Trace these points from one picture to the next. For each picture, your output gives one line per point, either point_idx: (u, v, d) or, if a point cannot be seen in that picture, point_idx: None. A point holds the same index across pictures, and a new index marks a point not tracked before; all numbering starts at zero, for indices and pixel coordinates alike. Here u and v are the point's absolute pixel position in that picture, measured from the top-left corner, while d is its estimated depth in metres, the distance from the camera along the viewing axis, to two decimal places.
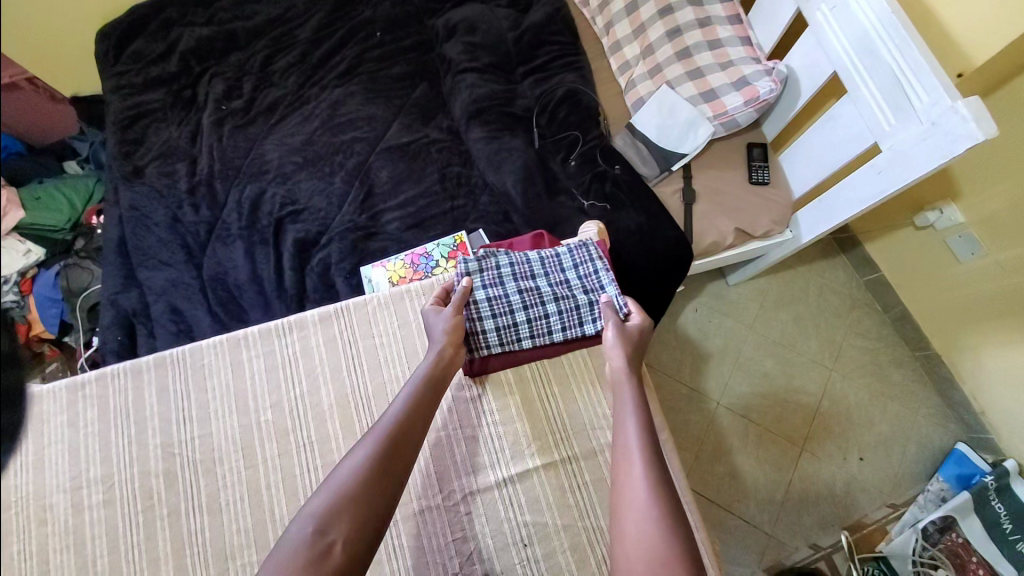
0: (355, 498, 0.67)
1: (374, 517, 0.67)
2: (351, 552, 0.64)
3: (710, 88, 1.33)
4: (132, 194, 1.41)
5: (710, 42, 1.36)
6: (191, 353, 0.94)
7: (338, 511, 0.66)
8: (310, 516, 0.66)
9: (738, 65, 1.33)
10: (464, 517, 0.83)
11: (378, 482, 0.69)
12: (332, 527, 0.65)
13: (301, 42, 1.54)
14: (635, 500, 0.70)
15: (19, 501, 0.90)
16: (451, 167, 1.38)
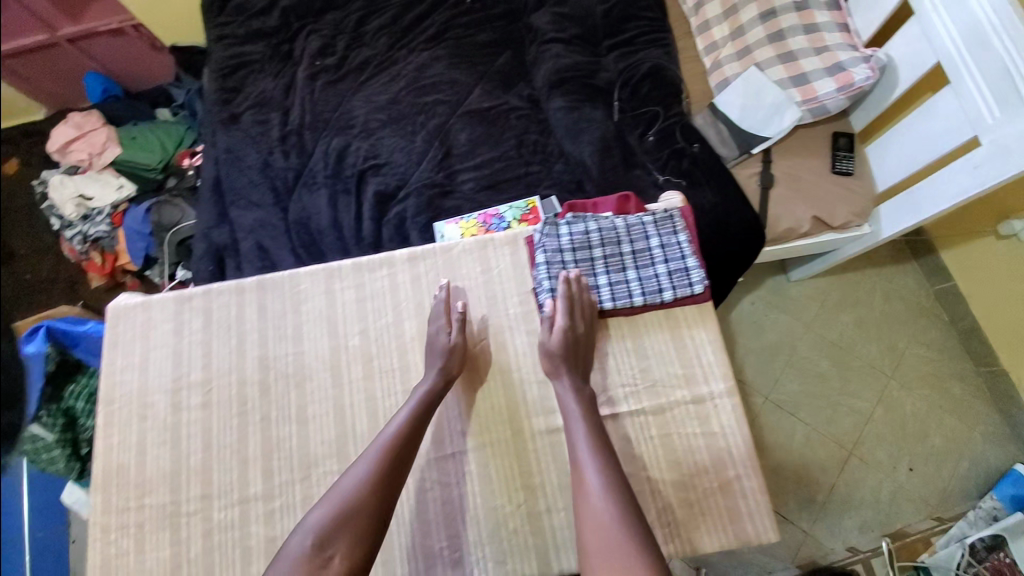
0: (349, 518, 0.75)
1: (371, 534, 0.75)
2: (346, 567, 0.72)
3: (802, 72, 1.32)
4: (229, 137, 1.50)
5: (807, 26, 1.35)
6: (290, 279, 1.00)
7: (336, 530, 0.74)
8: (309, 531, 0.74)
9: (834, 50, 1.32)
10: (458, 504, 0.85)
11: (376, 507, 0.76)
12: (332, 544, 0.73)
13: (394, 4, 1.59)
14: (600, 516, 0.72)
15: (123, 399, 0.97)
16: (528, 134, 1.41)
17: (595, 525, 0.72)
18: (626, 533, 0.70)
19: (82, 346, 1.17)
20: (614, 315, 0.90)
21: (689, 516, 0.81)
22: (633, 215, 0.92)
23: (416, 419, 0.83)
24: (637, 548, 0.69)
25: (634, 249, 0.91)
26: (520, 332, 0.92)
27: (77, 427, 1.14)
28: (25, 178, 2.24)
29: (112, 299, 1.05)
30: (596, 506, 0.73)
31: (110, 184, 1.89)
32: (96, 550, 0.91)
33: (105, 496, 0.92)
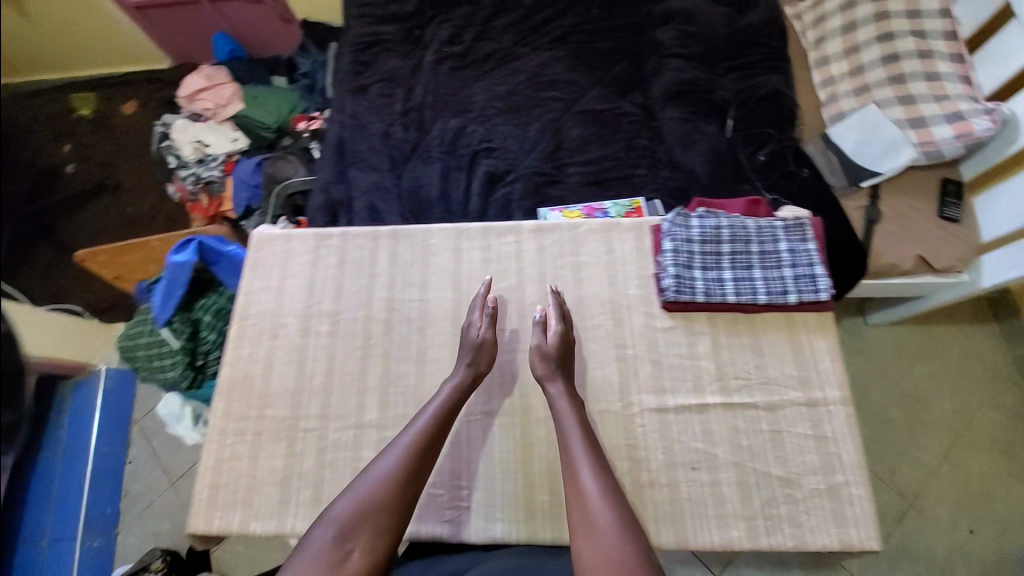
0: (373, 510, 0.76)
1: (390, 529, 0.76)
2: (365, 562, 0.72)
3: (921, 116, 1.35)
4: (356, 105, 1.62)
5: (929, 73, 1.39)
6: (421, 233, 1.07)
7: (356, 524, 0.74)
8: (330, 524, 0.74)
9: (954, 100, 1.34)
10: (463, 471, 0.89)
11: (396, 499, 0.78)
12: (352, 537, 0.73)
13: (523, 6, 1.70)
14: (593, 521, 0.72)
15: (256, 315, 1.05)
16: (638, 139, 1.47)
17: (590, 532, 0.72)
18: (625, 540, 0.71)
19: (221, 265, 1.14)
20: (733, 310, 0.94)
21: (793, 511, 0.84)
22: (763, 219, 0.97)
23: (443, 413, 0.86)
24: (633, 555, 0.69)
25: (762, 251, 0.95)
26: (637, 313, 0.97)
27: (208, 341, 1.16)
28: (143, 121, 2.43)
29: (255, 227, 1.13)
30: (590, 511, 0.74)
31: (227, 136, 2.04)
32: (212, 451, 0.94)
33: (229, 402, 0.98)
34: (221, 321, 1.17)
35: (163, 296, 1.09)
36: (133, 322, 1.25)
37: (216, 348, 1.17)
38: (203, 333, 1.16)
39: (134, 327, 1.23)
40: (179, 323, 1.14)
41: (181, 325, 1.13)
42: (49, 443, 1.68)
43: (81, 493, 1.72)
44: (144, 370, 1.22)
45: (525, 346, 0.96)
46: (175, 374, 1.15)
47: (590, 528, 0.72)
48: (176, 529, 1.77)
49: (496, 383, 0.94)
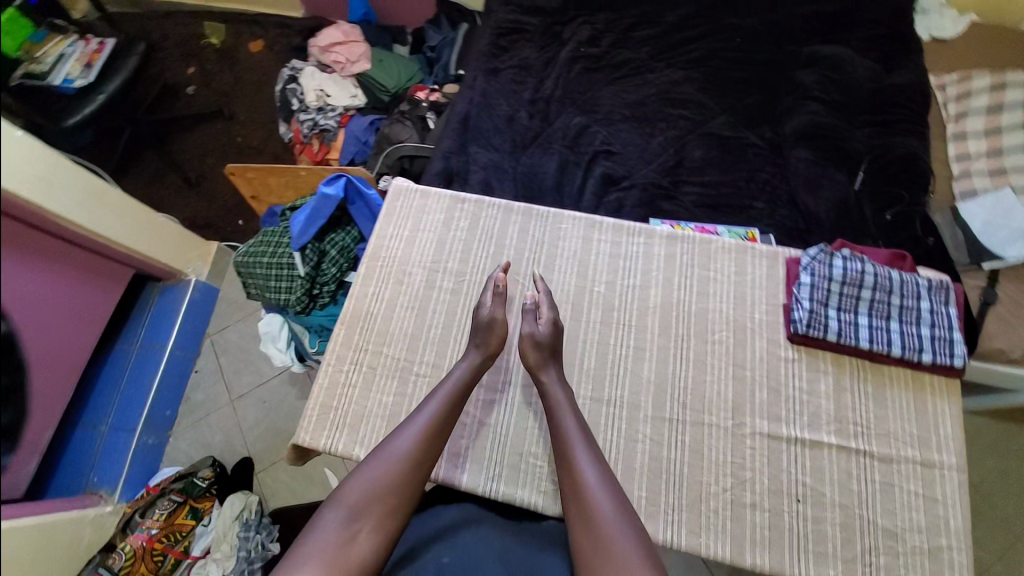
0: (383, 495, 0.80)
1: (397, 513, 0.79)
2: (373, 542, 0.76)
3: None
4: (488, 85, 1.68)
5: None
6: (554, 216, 1.10)
7: (365, 508, 0.78)
8: (339, 510, 0.77)
9: None
10: (470, 432, 0.96)
11: (404, 484, 0.81)
12: (361, 518, 0.77)
13: (666, 23, 1.73)
14: (589, 511, 0.75)
15: (385, 259, 1.10)
16: (759, 173, 1.47)
17: (585, 519, 0.75)
18: (623, 527, 0.73)
19: (359, 206, 1.22)
20: (862, 356, 0.97)
21: (892, 564, 0.85)
22: (910, 274, 0.98)
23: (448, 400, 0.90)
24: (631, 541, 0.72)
25: (901, 306, 0.97)
26: (760, 337, 0.99)
27: (327, 273, 1.23)
28: (268, 61, 2.57)
29: (396, 177, 1.18)
30: (586, 501, 0.76)
31: (348, 90, 2.15)
32: (328, 372, 1.01)
33: (350, 331, 1.04)
34: (344, 259, 1.24)
35: (305, 222, 1.19)
36: (256, 241, 1.33)
37: (334, 282, 1.24)
38: (324, 265, 1.23)
39: (257, 246, 1.31)
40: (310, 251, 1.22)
41: (312, 255, 1.21)
42: (132, 335, 1.85)
43: (148, 391, 1.82)
44: (257, 288, 1.30)
45: (647, 346, 0.98)
46: (291, 297, 1.22)
47: (586, 518, 0.75)
48: (229, 445, 1.86)
49: (609, 372, 0.96)
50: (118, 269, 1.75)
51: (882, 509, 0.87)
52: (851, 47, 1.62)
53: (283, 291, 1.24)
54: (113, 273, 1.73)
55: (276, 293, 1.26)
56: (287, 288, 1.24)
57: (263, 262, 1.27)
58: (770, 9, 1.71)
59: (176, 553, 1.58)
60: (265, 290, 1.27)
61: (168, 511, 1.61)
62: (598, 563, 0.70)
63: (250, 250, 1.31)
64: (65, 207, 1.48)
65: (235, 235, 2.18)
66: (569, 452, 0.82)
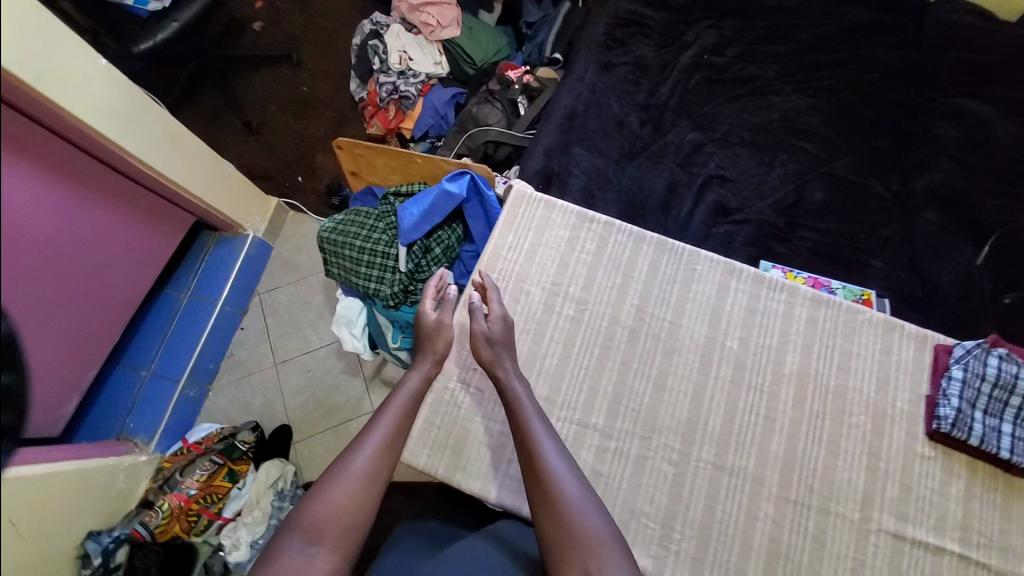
0: (340, 515, 0.81)
1: (355, 528, 0.82)
2: (333, 559, 0.78)
3: None
4: (599, 80, 1.54)
5: None
6: (689, 253, 1.01)
7: (324, 529, 0.80)
8: (298, 533, 0.79)
9: None
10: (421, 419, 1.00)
11: (361, 501, 0.83)
12: (318, 540, 0.79)
13: (799, 43, 1.58)
14: (555, 499, 0.74)
15: (502, 273, 1.02)
16: (880, 228, 1.38)
17: (548, 505, 0.74)
18: (589, 511, 0.74)
19: (473, 206, 1.19)
20: (998, 464, 0.91)
21: None
22: None
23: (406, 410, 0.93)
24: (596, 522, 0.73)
25: None
26: (899, 429, 0.94)
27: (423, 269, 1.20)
28: (343, 6, 2.40)
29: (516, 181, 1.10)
30: (553, 489, 0.75)
31: (431, 56, 2.00)
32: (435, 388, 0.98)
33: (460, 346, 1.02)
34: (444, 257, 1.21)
35: (418, 218, 1.15)
36: (346, 219, 1.28)
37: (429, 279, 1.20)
38: (422, 260, 1.20)
39: (349, 226, 1.26)
40: (416, 246, 1.19)
41: (417, 250, 1.18)
42: (182, 283, 1.80)
43: (195, 344, 1.75)
44: (341, 270, 1.25)
45: (781, 418, 0.92)
46: (383, 287, 1.20)
47: (552, 505, 0.74)
48: (269, 409, 1.82)
49: (735, 439, 0.90)
50: (178, 213, 1.63)
51: None
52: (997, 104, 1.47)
53: (373, 278, 1.21)
54: (173, 217, 1.61)
55: (364, 279, 1.23)
56: (377, 276, 1.21)
57: (357, 246, 1.22)
58: (914, 46, 1.56)
59: (210, 514, 1.53)
60: (352, 274, 1.24)
61: (208, 473, 1.56)
62: (567, 541, 0.71)
63: (340, 229, 1.26)
64: (131, 141, 1.36)
65: (294, 192, 2.08)
66: (528, 436, 0.81)
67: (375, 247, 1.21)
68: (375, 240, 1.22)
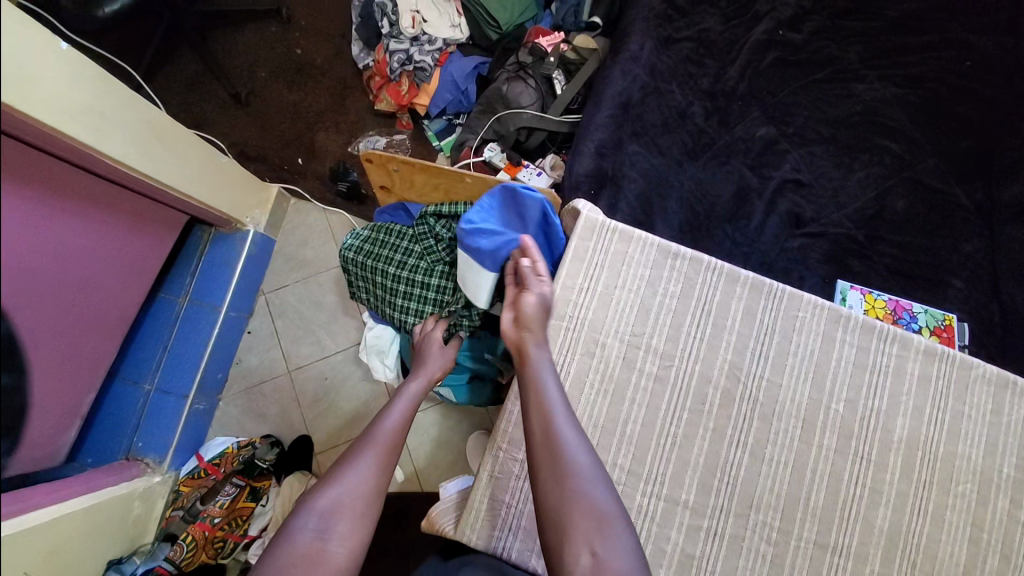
0: (351, 504, 0.78)
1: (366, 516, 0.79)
2: (349, 547, 0.74)
3: None
4: (657, 60, 1.32)
5: None
6: (790, 298, 0.90)
7: (334, 515, 0.76)
8: (309, 517, 0.75)
9: None
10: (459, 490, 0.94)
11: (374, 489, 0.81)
12: (332, 525, 0.75)
13: (887, 18, 1.36)
14: (563, 465, 0.70)
15: (572, 321, 0.88)
16: (965, 243, 1.24)
17: (559, 477, 0.69)
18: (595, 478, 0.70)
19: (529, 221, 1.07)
20: None
21: None
22: None
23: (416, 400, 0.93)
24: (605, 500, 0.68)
25: None
26: (1003, 495, 0.87)
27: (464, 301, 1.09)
28: None
29: (582, 202, 0.94)
30: (562, 456, 0.71)
31: (448, 18, 1.72)
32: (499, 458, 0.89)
33: None
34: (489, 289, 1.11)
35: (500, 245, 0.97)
36: (377, 239, 1.18)
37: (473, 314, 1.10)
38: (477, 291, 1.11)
39: (381, 248, 1.16)
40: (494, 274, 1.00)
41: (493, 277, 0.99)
42: (179, 286, 1.61)
43: (202, 354, 1.61)
44: (372, 298, 1.17)
45: (887, 492, 0.86)
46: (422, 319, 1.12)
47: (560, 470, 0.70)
48: (286, 419, 1.70)
49: (839, 514, 0.85)
50: (166, 211, 1.41)
51: None
52: None
53: (410, 308, 1.13)
54: (162, 217, 1.40)
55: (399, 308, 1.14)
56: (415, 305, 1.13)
57: (393, 271, 1.14)
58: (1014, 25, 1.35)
59: (236, 537, 1.47)
60: (385, 302, 1.15)
61: (231, 497, 1.48)
62: (574, 518, 0.66)
63: (371, 251, 1.17)
64: (108, 140, 1.13)
65: (294, 177, 1.85)
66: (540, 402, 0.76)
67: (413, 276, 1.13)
68: (414, 266, 1.14)
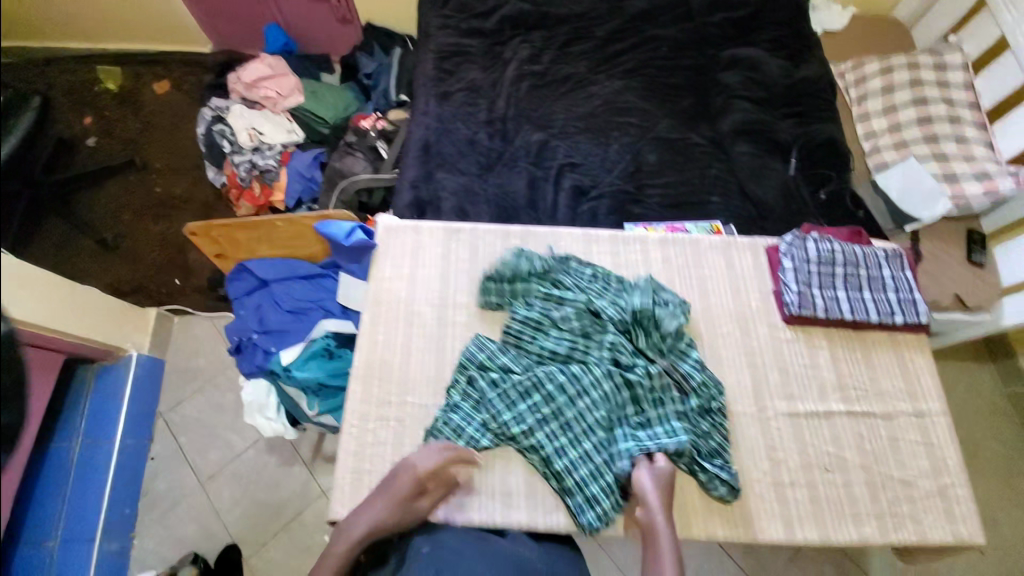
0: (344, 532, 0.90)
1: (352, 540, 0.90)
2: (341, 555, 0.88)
3: (964, 192, 1.53)
4: (441, 110, 1.66)
5: (938, 152, 1.61)
6: (551, 234, 1.17)
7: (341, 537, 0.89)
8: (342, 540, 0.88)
9: (960, 181, 1.55)
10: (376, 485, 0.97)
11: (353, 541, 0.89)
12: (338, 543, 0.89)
13: (599, 37, 1.81)
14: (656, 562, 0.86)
15: (390, 303, 1.07)
16: (709, 169, 1.60)
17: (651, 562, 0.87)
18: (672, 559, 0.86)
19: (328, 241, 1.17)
20: (846, 325, 1.09)
21: (913, 510, 0.97)
22: (869, 247, 1.13)
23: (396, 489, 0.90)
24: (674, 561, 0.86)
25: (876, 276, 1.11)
26: (763, 323, 1.10)
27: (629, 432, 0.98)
28: (178, 105, 2.37)
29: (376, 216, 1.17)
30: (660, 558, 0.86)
31: (282, 126, 2.01)
32: (351, 435, 0.97)
33: (367, 387, 1.01)
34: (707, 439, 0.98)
35: (359, 259, 1.18)
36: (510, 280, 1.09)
37: (607, 475, 0.94)
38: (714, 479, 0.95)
39: (528, 325, 1.03)
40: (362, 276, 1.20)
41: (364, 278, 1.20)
42: (68, 432, 1.59)
43: (104, 492, 1.59)
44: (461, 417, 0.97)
45: None
46: (573, 469, 0.94)
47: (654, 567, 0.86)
48: (210, 528, 1.66)
49: None
50: (48, 353, 1.49)
51: (899, 461, 1.00)
52: (762, 48, 1.79)
53: (542, 441, 0.96)
54: (40, 359, 1.46)
55: (523, 426, 0.96)
56: (552, 433, 0.96)
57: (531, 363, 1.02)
58: (686, 17, 1.83)
59: None
60: (496, 430, 0.96)
61: None
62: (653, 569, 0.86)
63: (523, 321, 1.04)
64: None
65: (174, 296, 1.96)
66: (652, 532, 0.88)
67: (564, 380, 0.98)
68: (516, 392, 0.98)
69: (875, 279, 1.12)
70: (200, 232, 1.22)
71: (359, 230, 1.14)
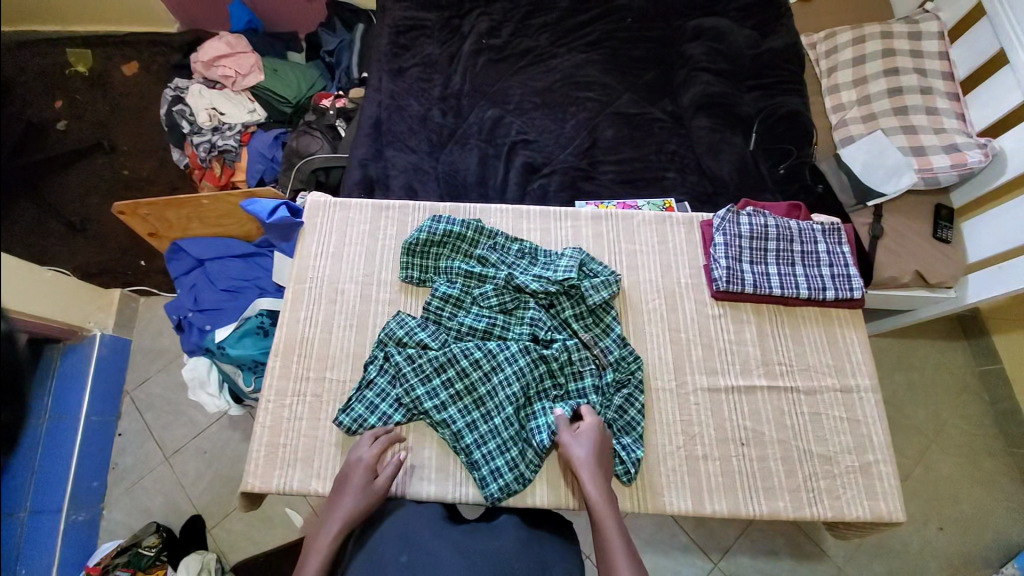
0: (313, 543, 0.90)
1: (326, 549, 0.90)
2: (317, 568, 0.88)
3: (931, 166, 1.47)
4: (394, 86, 1.62)
5: (906, 126, 1.55)
6: (481, 212, 1.22)
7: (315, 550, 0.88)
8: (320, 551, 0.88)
9: (929, 155, 1.49)
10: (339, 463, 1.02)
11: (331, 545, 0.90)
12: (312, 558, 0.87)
13: (561, 8, 1.75)
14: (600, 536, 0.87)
15: (314, 279, 1.13)
16: (667, 144, 1.56)
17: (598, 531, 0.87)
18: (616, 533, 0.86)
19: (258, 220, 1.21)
20: (778, 300, 1.13)
21: (830, 485, 1.01)
22: (806, 222, 1.17)
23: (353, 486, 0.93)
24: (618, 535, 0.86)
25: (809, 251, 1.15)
26: (689, 300, 1.15)
27: (543, 406, 1.02)
28: (144, 84, 2.31)
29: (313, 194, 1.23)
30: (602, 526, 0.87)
31: (243, 105, 1.98)
32: (270, 410, 1.03)
33: (286, 362, 1.06)
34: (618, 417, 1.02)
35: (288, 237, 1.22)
36: (433, 255, 1.14)
37: (514, 448, 0.98)
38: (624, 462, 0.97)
39: (446, 302, 1.09)
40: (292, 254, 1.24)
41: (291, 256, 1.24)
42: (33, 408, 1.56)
43: (69, 467, 1.61)
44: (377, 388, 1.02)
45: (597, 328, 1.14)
46: (482, 444, 0.99)
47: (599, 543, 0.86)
48: (172, 505, 1.70)
49: None
50: None
51: (814, 435, 1.03)
52: (730, 17, 1.73)
53: (453, 416, 1.00)
54: None
55: (436, 401, 1.00)
56: (463, 408, 1.01)
57: (447, 339, 1.06)
58: None
59: None
60: (408, 405, 1.01)
61: None
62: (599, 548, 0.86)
63: (443, 298, 1.09)
64: None
65: (139, 279, 1.97)
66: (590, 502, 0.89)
67: (478, 355, 1.02)
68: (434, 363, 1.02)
69: (810, 253, 1.16)
70: (129, 212, 1.28)
71: (284, 209, 1.18)
